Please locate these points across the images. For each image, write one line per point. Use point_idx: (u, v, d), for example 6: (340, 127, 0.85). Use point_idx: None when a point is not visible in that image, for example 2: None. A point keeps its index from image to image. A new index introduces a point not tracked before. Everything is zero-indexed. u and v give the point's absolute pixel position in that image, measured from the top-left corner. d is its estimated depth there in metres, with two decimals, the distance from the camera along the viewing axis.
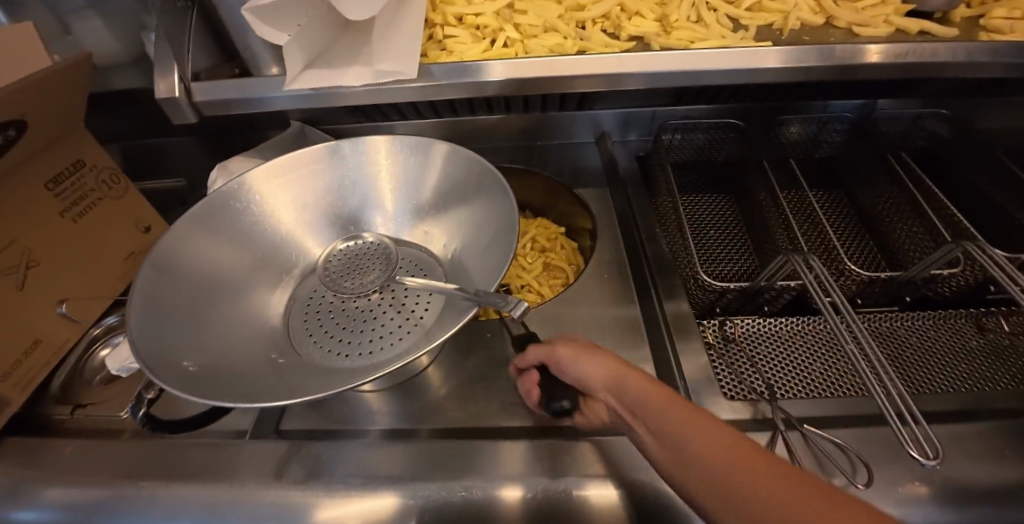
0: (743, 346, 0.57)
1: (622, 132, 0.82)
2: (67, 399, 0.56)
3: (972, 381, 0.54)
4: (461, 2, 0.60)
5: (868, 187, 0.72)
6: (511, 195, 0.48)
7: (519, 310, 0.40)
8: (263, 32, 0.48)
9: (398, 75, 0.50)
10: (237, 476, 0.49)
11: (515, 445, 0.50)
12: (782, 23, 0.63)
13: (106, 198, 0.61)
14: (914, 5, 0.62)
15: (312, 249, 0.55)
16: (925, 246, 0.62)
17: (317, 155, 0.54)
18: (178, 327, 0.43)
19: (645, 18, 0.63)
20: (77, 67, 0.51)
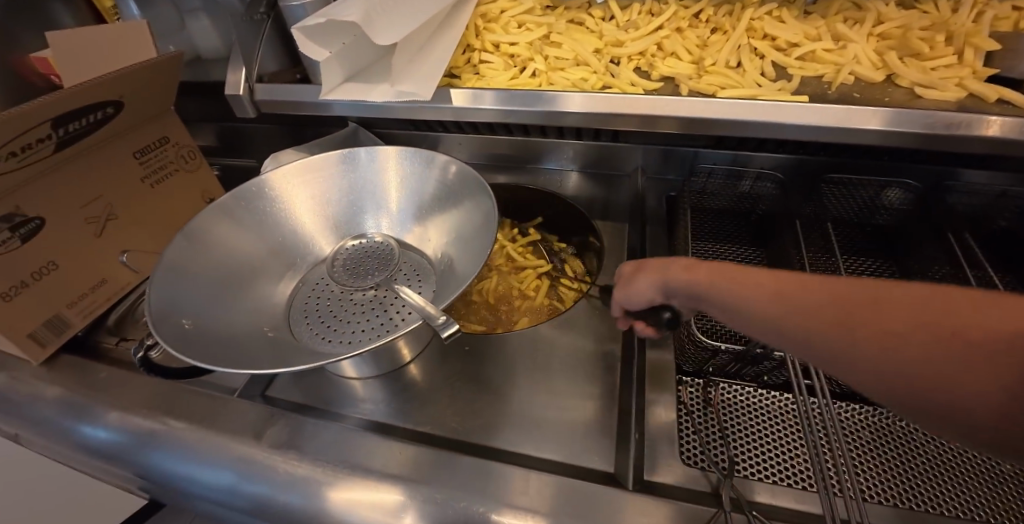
0: (720, 414, 0.53)
1: (659, 169, 0.80)
2: (117, 331, 0.66)
3: (988, 510, 0.46)
4: (501, 31, 0.64)
5: (921, 264, 0.63)
6: (495, 218, 0.50)
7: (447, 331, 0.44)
8: (306, 48, 0.53)
9: (415, 96, 0.53)
10: (218, 428, 0.55)
11: (464, 460, 0.51)
12: (833, 76, 0.59)
13: (181, 170, 0.72)
14: (998, 71, 0.55)
15: (326, 240, 0.61)
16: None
17: (339, 156, 0.59)
18: (189, 291, 0.49)
19: (680, 60, 0.62)
20: (172, 62, 0.61)
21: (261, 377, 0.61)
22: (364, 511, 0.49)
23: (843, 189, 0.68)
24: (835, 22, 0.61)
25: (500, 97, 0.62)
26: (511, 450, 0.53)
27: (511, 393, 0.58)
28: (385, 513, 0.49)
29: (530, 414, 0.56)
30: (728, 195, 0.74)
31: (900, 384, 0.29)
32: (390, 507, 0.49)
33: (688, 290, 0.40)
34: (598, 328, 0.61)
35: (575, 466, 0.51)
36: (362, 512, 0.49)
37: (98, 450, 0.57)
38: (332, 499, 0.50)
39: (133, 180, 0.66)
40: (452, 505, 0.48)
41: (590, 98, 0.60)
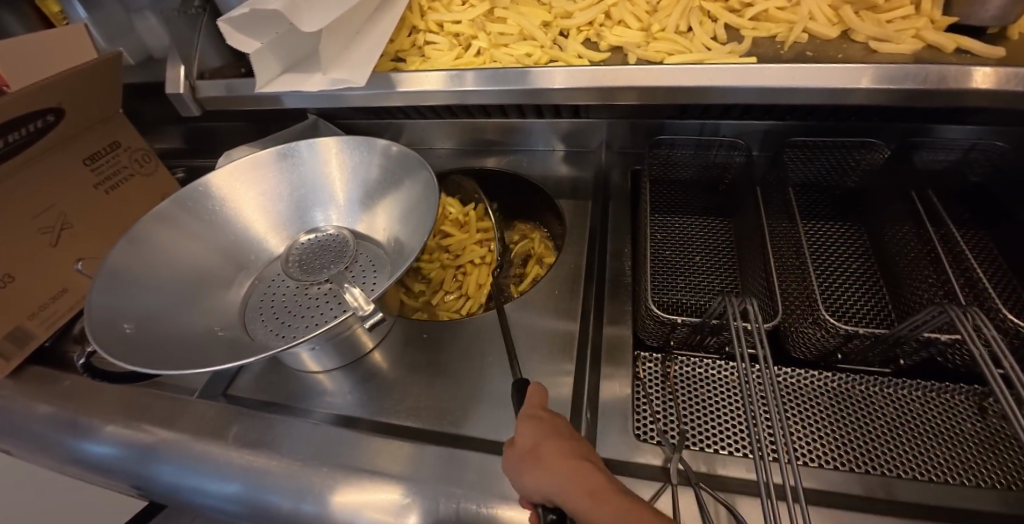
0: (678, 388, 0.53)
1: (625, 142, 0.78)
2: (85, 340, 0.67)
3: (946, 469, 0.46)
4: (443, 10, 0.62)
5: (888, 224, 0.62)
6: (436, 204, 0.49)
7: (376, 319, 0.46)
8: (235, 41, 0.52)
9: (349, 83, 0.52)
10: (184, 428, 0.56)
11: (430, 449, 0.52)
12: (786, 35, 0.57)
13: (137, 175, 0.71)
14: (958, 18, 0.52)
15: (280, 235, 0.60)
16: (934, 299, 0.53)
17: (284, 150, 0.58)
18: (136, 295, 0.49)
19: (629, 27, 0.60)
20: (109, 64, 0.60)
21: (225, 377, 0.61)
22: (371, 512, 0.49)
23: (811, 151, 0.66)
24: None
25: (480, 76, 0.60)
26: (475, 437, 0.53)
27: (472, 380, 0.58)
28: (396, 512, 0.48)
29: (491, 399, 0.56)
30: (693, 165, 0.72)
31: None
32: (387, 508, 0.49)
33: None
34: (559, 311, 0.61)
35: None
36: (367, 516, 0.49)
37: (101, 466, 0.56)
38: (337, 503, 0.49)
39: (86, 186, 0.66)
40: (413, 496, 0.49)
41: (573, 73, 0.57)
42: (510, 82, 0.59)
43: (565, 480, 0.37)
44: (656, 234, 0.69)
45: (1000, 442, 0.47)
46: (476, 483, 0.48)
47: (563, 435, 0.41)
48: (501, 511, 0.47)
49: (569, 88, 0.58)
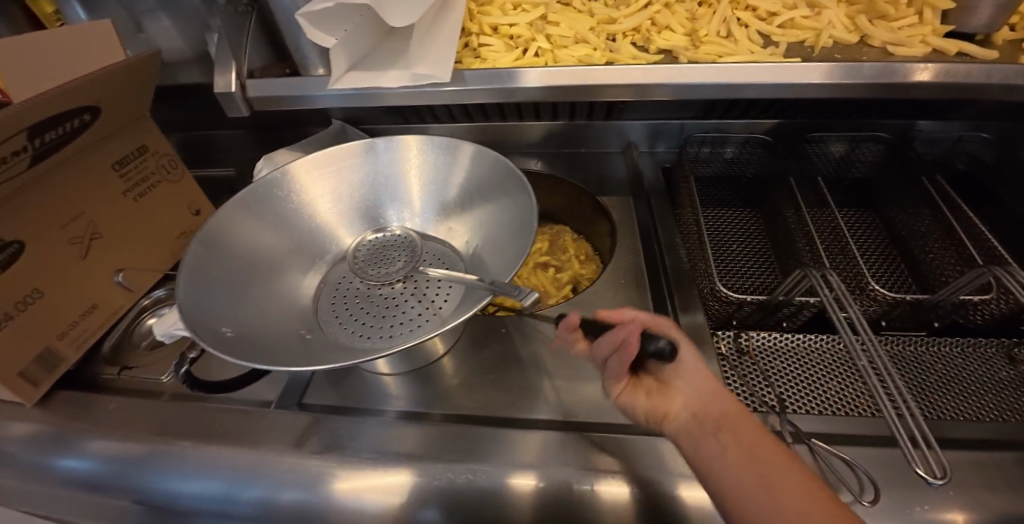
0: (756, 360, 0.57)
1: (649, 144, 0.83)
2: (116, 361, 0.62)
3: (997, 412, 0.52)
4: (497, 13, 0.64)
5: (904, 210, 0.69)
6: (531, 193, 0.49)
7: (530, 299, 0.42)
8: (313, 36, 0.52)
9: (434, 78, 0.53)
10: (260, 441, 0.52)
11: (519, 433, 0.51)
12: (814, 41, 0.63)
13: (164, 182, 0.67)
14: (954, 26, 0.61)
15: (344, 237, 0.58)
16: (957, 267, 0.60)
17: (355, 150, 0.57)
18: (217, 296, 0.46)
19: (674, 32, 0.65)
20: (148, 62, 0.57)
21: (296, 384, 0.58)
22: (370, 494, 0.49)
23: (830, 146, 0.74)
24: None
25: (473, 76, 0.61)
26: (577, 420, 0.54)
27: (551, 372, 0.58)
28: (408, 497, 0.49)
29: (577, 383, 0.57)
30: (716, 162, 0.78)
31: None
32: (392, 491, 0.49)
33: (707, 414, 0.39)
34: (626, 301, 0.64)
35: (635, 426, 0.52)
36: (372, 496, 0.49)
37: (160, 491, 0.52)
38: (339, 490, 0.50)
39: (114, 193, 0.61)
40: (449, 474, 0.49)
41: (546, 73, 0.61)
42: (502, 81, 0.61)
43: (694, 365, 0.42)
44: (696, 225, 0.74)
45: None
46: (583, 461, 0.48)
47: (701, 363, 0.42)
48: (513, 479, 0.48)
49: (630, 86, 0.61)
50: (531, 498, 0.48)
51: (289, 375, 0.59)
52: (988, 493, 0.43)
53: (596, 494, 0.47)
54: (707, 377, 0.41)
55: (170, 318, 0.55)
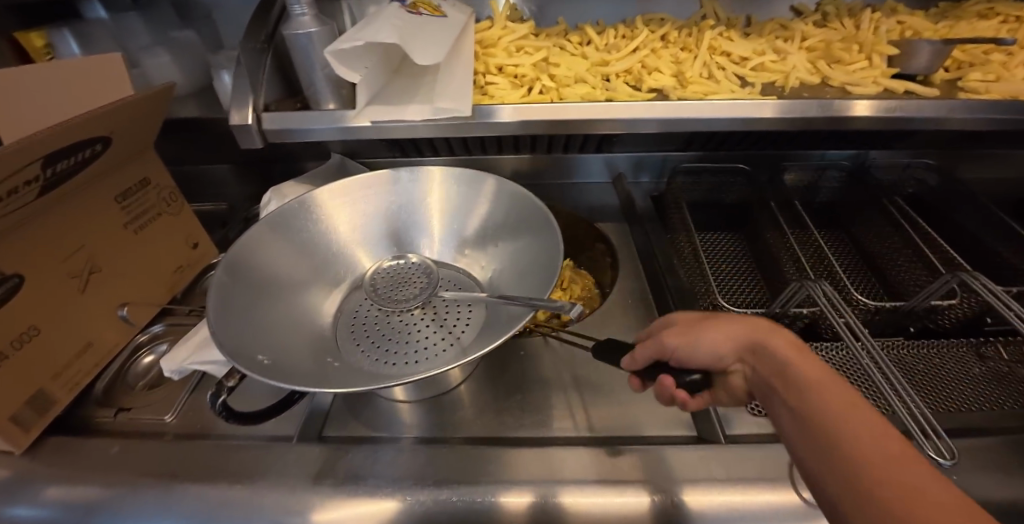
0: None
1: (635, 174, 0.91)
2: (110, 402, 0.58)
3: (980, 403, 0.57)
4: (502, 56, 0.69)
5: (868, 227, 0.77)
6: (550, 215, 0.51)
7: (575, 311, 0.43)
8: (338, 71, 0.54)
9: (455, 112, 0.59)
10: (281, 477, 0.50)
11: (548, 451, 0.51)
12: (783, 81, 0.71)
13: (164, 214, 0.65)
14: (898, 70, 0.71)
15: (362, 266, 0.58)
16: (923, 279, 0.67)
17: (375, 181, 0.58)
18: (243, 323, 0.45)
19: (663, 73, 0.71)
20: (160, 94, 0.56)
21: (314, 417, 0.56)
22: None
23: (793, 176, 0.84)
24: (772, 40, 0.76)
25: (479, 110, 0.64)
26: (599, 436, 0.55)
27: (571, 389, 0.60)
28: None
29: (596, 398, 0.59)
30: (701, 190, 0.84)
31: (838, 456, 0.30)
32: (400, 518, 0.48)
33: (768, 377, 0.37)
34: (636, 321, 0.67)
35: (659, 438, 0.54)
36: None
37: None
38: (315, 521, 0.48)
39: (115, 226, 0.59)
40: (487, 496, 0.49)
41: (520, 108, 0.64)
42: (494, 115, 0.64)
43: (765, 331, 0.39)
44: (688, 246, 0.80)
45: (1004, 378, 0.60)
46: (615, 473, 0.49)
47: (755, 323, 0.41)
48: (518, 496, 0.48)
49: (628, 120, 0.66)
50: (564, 513, 0.48)
51: (307, 407, 0.57)
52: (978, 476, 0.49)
53: (636, 505, 0.47)
54: (795, 346, 0.38)
55: (181, 352, 0.55)
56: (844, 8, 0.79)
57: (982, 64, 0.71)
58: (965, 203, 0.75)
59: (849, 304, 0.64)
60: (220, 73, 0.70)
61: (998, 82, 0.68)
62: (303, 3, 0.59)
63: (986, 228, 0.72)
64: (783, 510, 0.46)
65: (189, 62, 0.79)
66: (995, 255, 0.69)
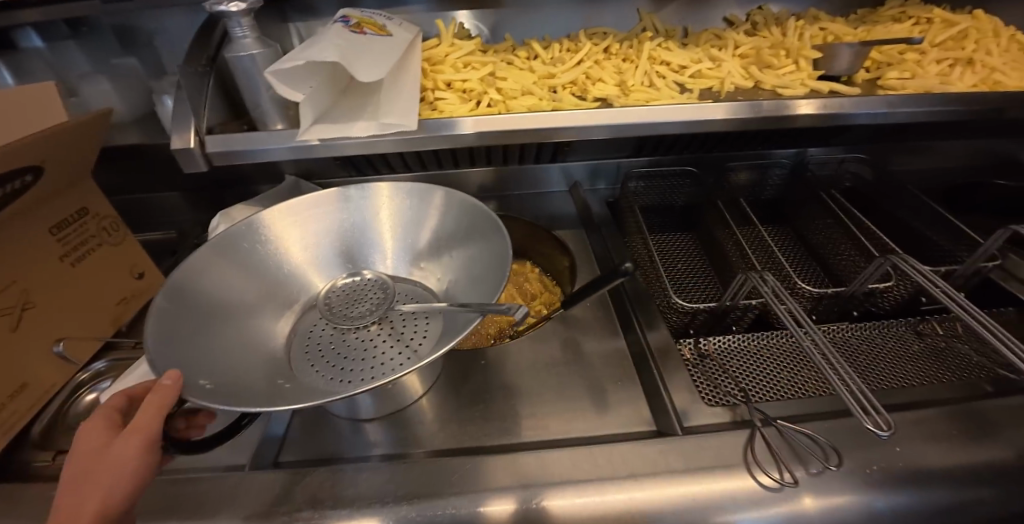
0: (718, 361, 0.61)
1: (592, 183, 0.93)
2: (48, 444, 0.55)
3: (921, 378, 0.60)
4: (450, 72, 0.70)
5: (812, 221, 0.81)
6: (499, 221, 0.52)
7: (521, 312, 0.44)
8: (281, 91, 0.54)
9: (402, 127, 0.60)
10: (238, 506, 0.48)
11: (515, 458, 0.51)
12: (719, 86, 0.75)
13: (105, 244, 0.63)
14: (822, 72, 0.76)
15: (316, 286, 0.57)
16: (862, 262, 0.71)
17: (324, 199, 0.58)
18: (186, 348, 0.44)
19: (606, 83, 0.74)
20: (95, 120, 0.55)
21: (269, 444, 0.55)
22: None
23: (742, 175, 0.86)
24: (708, 49, 0.80)
25: (430, 124, 0.65)
26: (565, 439, 0.55)
27: (536, 395, 0.60)
28: None
29: (558, 402, 0.59)
30: (655, 192, 0.85)
31: None
32: None
33: None
34: (597, 324, 0.68)
35: (623, 435, 0.55)
36: None
37: None
38: None
39: (50, 259, 0.57)
40: (455, 507, 0.48)
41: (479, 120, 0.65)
42: (447, 128, 0.65)
43: None
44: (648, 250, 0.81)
45: (941, 353, 0.63)
46: (577, 474, 0.49)
47: None
48: (490, 505, 0.48)
49: (576, 127, 0.68)
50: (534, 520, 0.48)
51: (260, 433, 0.56)
52: (921, 446, 0.51)
53: (600, 504, 0.47)
54: None
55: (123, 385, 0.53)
56: (772, 17, 0.84)
57: (899, 64, 0.76)
58: (898, 194, 0.81)
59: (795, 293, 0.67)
60: (163, 98, 0.69)
61: (913, 79, 0.74)
62: (244, 27, 0.59)
63: (919, 216, 0.77)
64: (742, 494, 0.47)
65: (131, 89, 0.77)
66: (929, 241, 0.74)
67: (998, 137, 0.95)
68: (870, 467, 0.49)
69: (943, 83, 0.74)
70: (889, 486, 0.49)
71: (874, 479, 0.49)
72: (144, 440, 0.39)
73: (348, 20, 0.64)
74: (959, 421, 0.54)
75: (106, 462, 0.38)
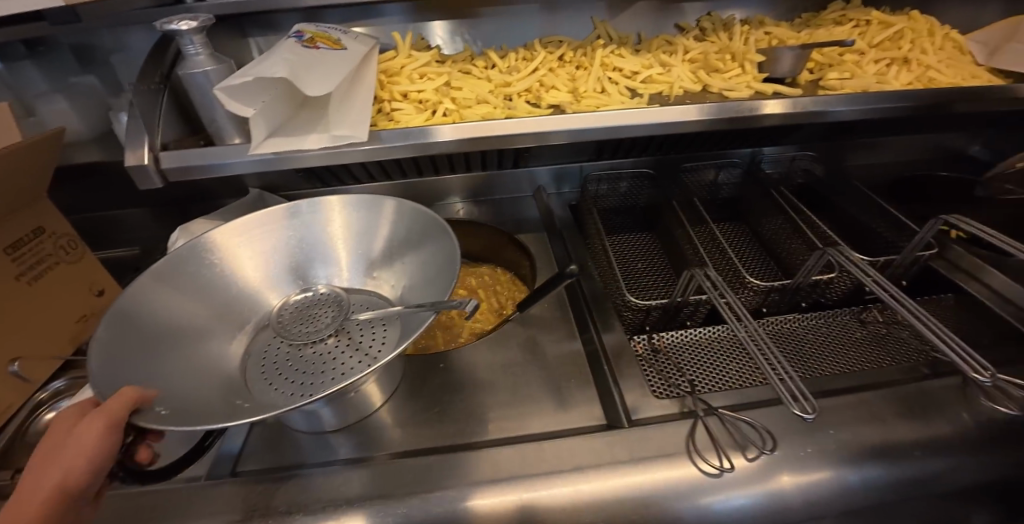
0: (670, 355, 0.63)
1: (556, 186, 0.95)
2: (5, 464, 0.55)
3: (863, 363, 0.63)
4: (405, 83, 0.72)
5: (766, 217, 0.84)
6: (446, 223, 0.54)
7: (471, 305, 0.46)
8: (231, 106, 0.55)
9: (353, 139, 0.61)
10: (194, 515, 0.49)
11: (471, 457, 0.53)
12: (669, 91, 0.77)
13: (62, 263, 0.63)
14: (767, 74, 0.79)
15: (269, 304, 0.58)
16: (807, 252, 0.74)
17: (277, 215, 0.59)
18: (134, 373, 0.45)
19: (559, 90, 0.76)
20: (48, 140, 0.56)
21: (226, 455, 0.56)
22: None
23: (710, 173, 0.89)
24: (659, 54, 0.82)
25: (388, 134, 0.66)
26: (518, 436, 0.57)
27: (495, 395, 0.61)
28: None
29: (516, 401, 0.61)
30: (615, 195, 0.89)
31: None
32: None
33: None
34: (556, 324, 0.70)
35: (578, 429, 0.57)
36: None
37: None
38: None
39: (5, 279, 0.57)
40: (420, 506, 0.50)
41: (458, 126, 0.67)
42: (417, 137, 0.67)
43: None
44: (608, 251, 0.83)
45: (883, 339, 0.66)
46: (525, 469, 0.52)
47: None
48: (443, 502, 0.50)
49: (529, 132, 0.70)
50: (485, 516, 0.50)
51: (215, 450, 0.56)
52: (849, 429, 0.55)
53: (547, 498, 0.50)
54: None
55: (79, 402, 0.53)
56: (720, 23, 0.87)
57: (839, 65, 0.80)
58: (847, 192, 0.84)
59: (744, 289, 0.69)
60: (119, 115, 0.70)
61: (852, 79, 0.77)
62: (197, 44, 0.60)
63: (865, 210, 0.81)
64: (683, 481, 0.51)
65: (89, 108, 0.78)
66: (877, 234, 0.78)
67: (943, 132, 0.99)
68: (800, 450, 0.53)
69: (880, 82, 0.77)
70: (818, 466, 0.53)
71: (805, 461, 0.53)
72: (94, 442, 0.39)
73: (301, 35, 0.66)
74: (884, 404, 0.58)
75: (65, 456, 0.39)
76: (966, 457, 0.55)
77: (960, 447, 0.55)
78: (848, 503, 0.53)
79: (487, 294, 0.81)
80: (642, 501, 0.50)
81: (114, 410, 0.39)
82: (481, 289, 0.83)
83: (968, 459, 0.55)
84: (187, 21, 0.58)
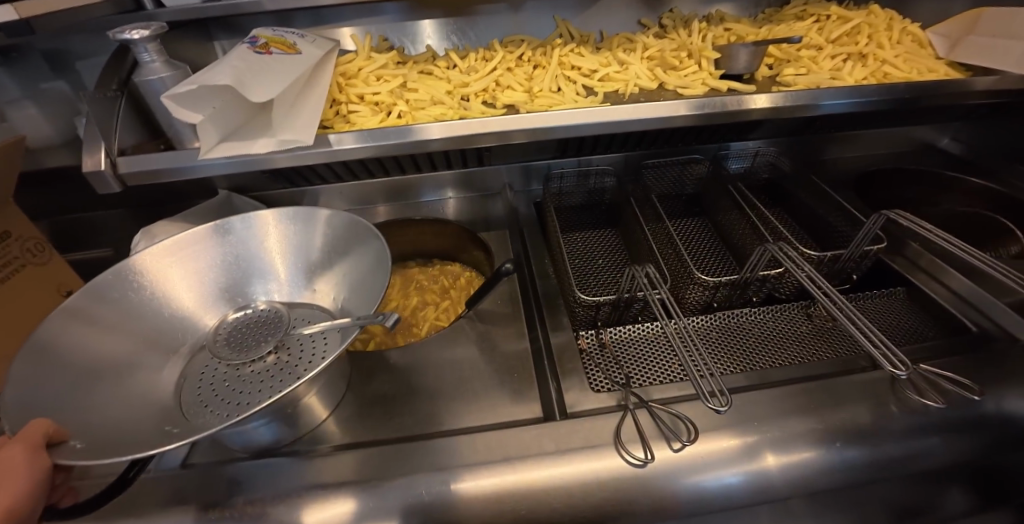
0: (613, 351, 0.66)
1: (524, 183, 0.96)
2: None
3: (801, 358, 0.66)
4: (362, 85, 0.74)
5: (725, 212, 0.85)
6: (376, 230, 0.57)
7: (391, 319, 0.48)
8: (179, 114, 0.57)
9: (299, 142, 0.63)
10: (145, 505, 0.52)
11: (415, 449, 0.56)
12: (624, 89, 0.78)
13: (29, 265, 0.66)
14: (723, 71, 0.79)
15: (205, 324, 0.60)
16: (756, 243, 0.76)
17: (204, 233, 0.60)
18: (59, 409, 0.46)
19: (515, 90, 0.77)
20: (6, 149, 0.58)
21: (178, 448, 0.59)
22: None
23: (699, 166, 0.90)
24: (618, 52, 0.83)
25: (357, 135, 0.68)
26: (462, 427, 0.60)
27: (445, 390, 0.64)
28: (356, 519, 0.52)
29: (465, 395, 0.63)
30: (581, 191, 0.90)
31: None
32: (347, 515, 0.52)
33: None
34: (509, 321, 0.71)
35: (522, 421, 0.60)
36: None
37: None
38: None
39: None
40: (371, 492, 0.53)
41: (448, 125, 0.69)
42: (401, 136, 0.69)
43: None
44: (568, 247, 0.84)
45: (826, 333, 0.68)
46: (460, 459, 0.55)
47: None
48: (385, 490, 0.53)
49: (481, 132, 0.71)
50: (423, 503, 0.53)
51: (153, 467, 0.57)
52: (773, 423, 0.58)
53: (479, 488, 0.54)
54: None
55: None
56: (681, 20, 0.87)
57: (795, 61, 0.81)
58: (807, 189, 0.85)
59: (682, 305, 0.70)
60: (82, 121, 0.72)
61: (807, 75, 0.78)
62: (151, 52, 0.61)
63: (824, 205, 0.81)
64: (609, 470, 0.54)
65: (58, 113, 0.80)
66: (834, 229, 0.78)
67: (914, 124, 0.99)
68: (722, 439, 0.57)
69: (834, 78, 0.78)
70: (739, 456, 0.56)
71: (729, 453, 0.56)
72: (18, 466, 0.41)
73: (256, 40, 0.67)
74: (818, 396, 0.60)
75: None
76: (888, 444, 0.58)
77: (879, 435, 0.58)
78: (807, 484, 0.57)
79: (450, 292, 0.82)
80: (572, 487, 0.54)
81: (34, 434, 0.41)
82: (445, 286, 0.84)
83: (889, 446, 0.58)
84: (139, 31, 0.59)
